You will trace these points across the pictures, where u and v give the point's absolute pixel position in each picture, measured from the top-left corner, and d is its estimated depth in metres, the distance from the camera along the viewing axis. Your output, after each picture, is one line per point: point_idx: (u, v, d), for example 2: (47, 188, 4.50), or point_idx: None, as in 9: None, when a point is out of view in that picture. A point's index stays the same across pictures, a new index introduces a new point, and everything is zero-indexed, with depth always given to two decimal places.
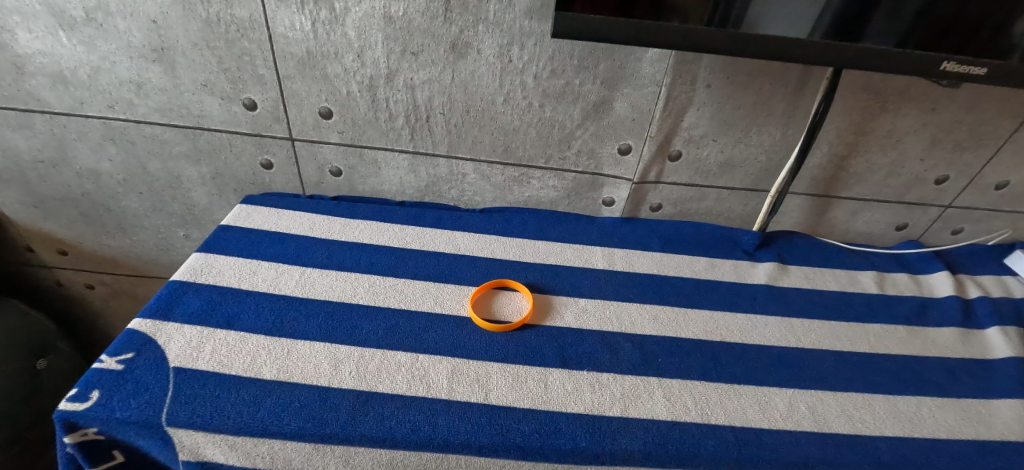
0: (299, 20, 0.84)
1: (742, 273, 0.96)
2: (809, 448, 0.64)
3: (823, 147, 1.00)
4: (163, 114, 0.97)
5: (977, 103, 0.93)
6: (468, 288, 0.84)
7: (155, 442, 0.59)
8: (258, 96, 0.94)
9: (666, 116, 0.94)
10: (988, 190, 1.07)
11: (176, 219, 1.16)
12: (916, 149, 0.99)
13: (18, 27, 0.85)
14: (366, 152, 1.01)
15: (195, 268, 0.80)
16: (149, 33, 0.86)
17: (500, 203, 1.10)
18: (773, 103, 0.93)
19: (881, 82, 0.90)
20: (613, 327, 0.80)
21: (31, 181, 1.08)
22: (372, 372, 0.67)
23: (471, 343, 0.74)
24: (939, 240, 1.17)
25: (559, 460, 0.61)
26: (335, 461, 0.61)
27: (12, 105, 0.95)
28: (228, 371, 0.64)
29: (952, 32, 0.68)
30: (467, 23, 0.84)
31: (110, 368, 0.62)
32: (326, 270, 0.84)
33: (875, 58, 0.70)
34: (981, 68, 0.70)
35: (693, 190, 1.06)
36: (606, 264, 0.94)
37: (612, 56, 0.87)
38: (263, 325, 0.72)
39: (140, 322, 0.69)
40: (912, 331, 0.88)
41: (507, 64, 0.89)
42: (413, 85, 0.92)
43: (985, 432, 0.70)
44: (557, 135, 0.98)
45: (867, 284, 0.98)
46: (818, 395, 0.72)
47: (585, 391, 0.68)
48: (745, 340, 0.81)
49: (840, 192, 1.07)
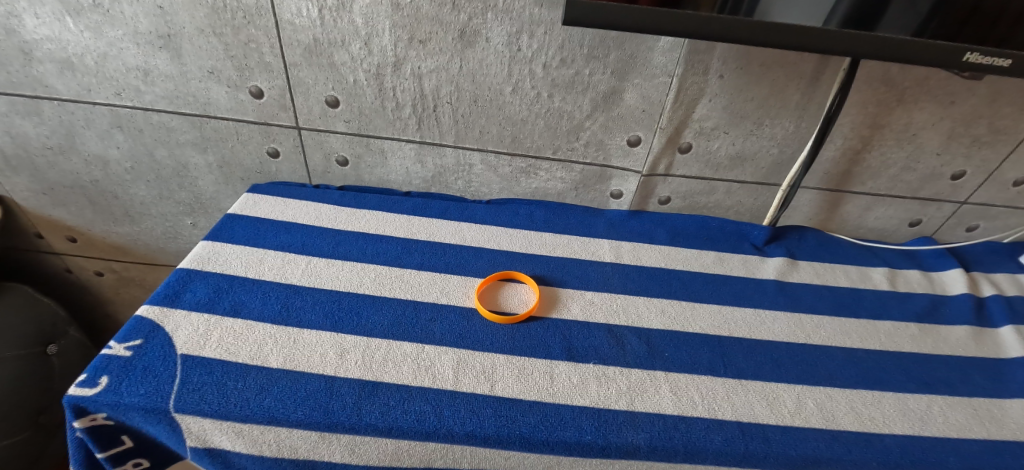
0: (306, 6, 0.83)
1: (751, 268, 0.95)
2: (817, 445, 0.63)
3: (836, 140, 0.98)
4: (170, 102, 0.97)
5: (999, 95, 0.90)
6: (473, 279, 0.84)
7: (163, 428, 0.59)
8: (265, 84, 0.93)
9: (677, 107, 0.92)
10: (1006, 186, 1.05)
11: (184, 208, 1.17)
12: (933, 143, 0.97)
13: (25, 12, 0.85)
14: (372, 142, 1.01)
15: (202, 256, 0.80)
16: (155, 19, 0.86)
17: (506, 194, 1.09)
18: (788, 94, 0.91)
19: (899, 73, 0.88)
20: (620, 320, 0.79)
21: (40, 168, 1.08)
22: (378, 361, 0.67)
23: (476, 334, 0.73)
24: (953, 237, 1.15)
25: (564, 453, 0.60)
26: (341, 450, 0.61)
27: (21, 91, 0.95)
28: (234, 359, 0.64)
29: (975, 21, 0.66)
30: (475, 11, 0.83)
31: (119, 354, 0.62)
32: (332, 259, 0.84)
33: (895, 47, 0.67)
34: (1004, 60, 0.68)
35: (702, 183, 1.05)
36: (613, 257, 0.93)
37: (623, 46, 0.86)
38: (270, 313, 0.72)
39: (148, 309, 0.70)
40: (924, 329, 0.86)
41: (516, 53, 0.87)
42: (421, 74, 0.91)
43: (997, 431, 0.69)
44: (565, 125, 0.96)
45: (879, 281, 0.96)
46: (828, 392, 0.72)
47: (591, 384, 0.68)
48: (754, 335, 0.80)
49: (853, 187, 1.05)
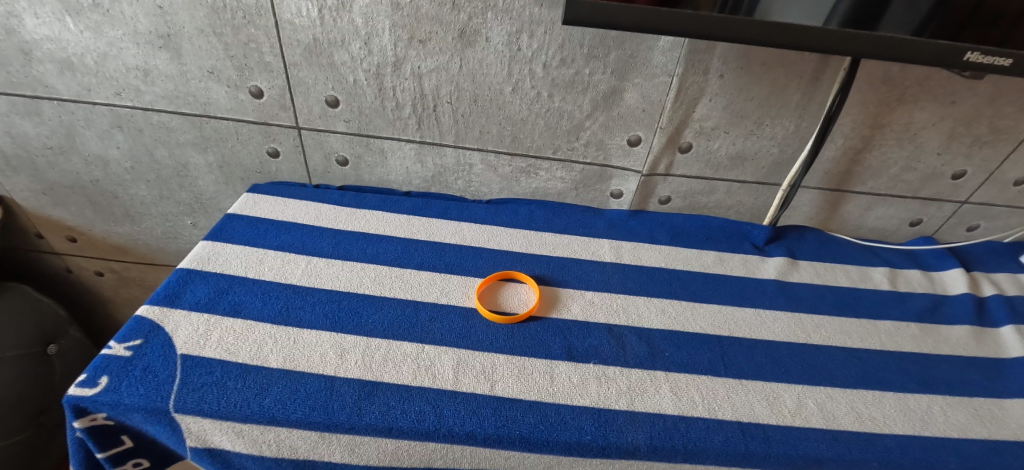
0: (306, 6, 0.83)
1: (752, 268, 0.94)
2: (818, 445, 0.63)
3: (837, 140, 0.98)
4: (170, 102, 0.97)
5: (1000, 95, 0.90)
6: (473, 279, 0.84)
7: (163, 428, 0.59)
8: (265, 84, 0.93)
9: (678, 107, 0.92)
10: (1006, 186, 1.05)
11: (184, 208, 1.17)
12: (934, 142, 0.97)
13: (25, 12, 0.85)
14: (372, 141, 1.01)
15: (202, 256, 0.80)
16: (155, 19, 0.86)
17: (506, 193, 1.09)
18: (788, 93, 0.91)
19: (900, 73, 0.88)
20: (620, 320, 0.79)
21: (40, 168, 1.08)
22: (378, 361, 0.67)
23: (476, 334, 0.73)
24: (954, 237, 1.15)
25: (565, 453, 0.60)
26: (341, 450, 0.61)
27: (21, 91, 0.95)
28: (234, 359, 0.64)
29: (976, 20, 0.66)
30: (475, 10, 0.83)
31: (119, 354, 0.62)
32: (332, 259, 0.83)
33: (896, 47, 0.67)
34: (1005, 60, 0.68)
35: (702, 183, 1.04)
36: (613, 257, 0.93)
37: (623, 45, 0.85)
38: (269, 313, 0.72)
39: (148, 309, 0.70)
40: (925, 329, 0.86)
41: (516, 52, 0.87)
42: (421, 74, 0.91)
43: (997, 431, 0.69)
44: (565, 125, 0.96)
45: (879, 281, 0.96)
46: (828, 392, 0.71)
47: (591, 384, 0.67)
48: (755, 334, 0.80)
49: (853, 187, 1.05)
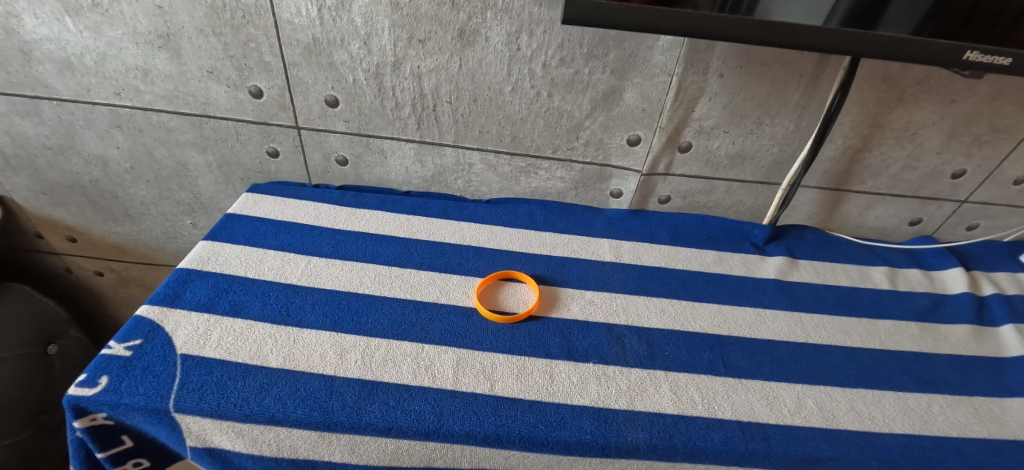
0: (305, 6, 0.83)
1: (751, 267, 0.95)
2: (817, 444, 0.63)
3: (837, 139, 0.98)
4: (169, 101, 0.97)
5: (999, 94, 0.90)
6: (473, 279, 0.84)
7: (163, 428, 0.59)
8: (265, 83, 0.93)
9: (677, 107, 0.92)
10: (1006, 185, 1.05)
11: (184, 208, 1.17)
12: (934, 141, 0.97)
13: (24, 12, 0.85)
14: (371, 141, 1.01)
15: (202, 256, 0.80)
16: (154, 19, 0.85)
17: (506, 193, 1.09)
18: (788, 93, 0.91)
19: (899, 72, 0.88)
20: (619, 320, 0.79)
21: (40, 168, 1.08)
22: (378, 361, 0.67)
23: (476, 333, 0.73)
24: (954, 236, 1.15)
25: (564, 452, 0.60)
26: (341, 450, 0.61)
27: (21, 91, 0.95)
28: (234, 359, 0.64)
29: (975, 19, 0.66)
30: (475, 10, 0.83)
31: (118, 354, 0.62)
32: (332, 259, 0.83)
33: (895, 46, 0.67)
34: (1004, 59, 0.68)
35: (702, 183, 1.04)
36: (613, 256, 0.93)
37: (623, 45, 0.85)
38: (269, 313, 0.72)
39: (148, 309, 0.70)
40: (924, 328, 0.86)
41: (515, 52, 0.87)
42: (420, 73, 0.91)
43: (997, 430, 0.69)
44: (565, 125, 0.96)
45: (879, 280, 0.96)
46: (828, 391, 0.71)
47: (591, 384, 0.68)
48: (754, 334, 0.80)
49: (853, 186, 1.05)
